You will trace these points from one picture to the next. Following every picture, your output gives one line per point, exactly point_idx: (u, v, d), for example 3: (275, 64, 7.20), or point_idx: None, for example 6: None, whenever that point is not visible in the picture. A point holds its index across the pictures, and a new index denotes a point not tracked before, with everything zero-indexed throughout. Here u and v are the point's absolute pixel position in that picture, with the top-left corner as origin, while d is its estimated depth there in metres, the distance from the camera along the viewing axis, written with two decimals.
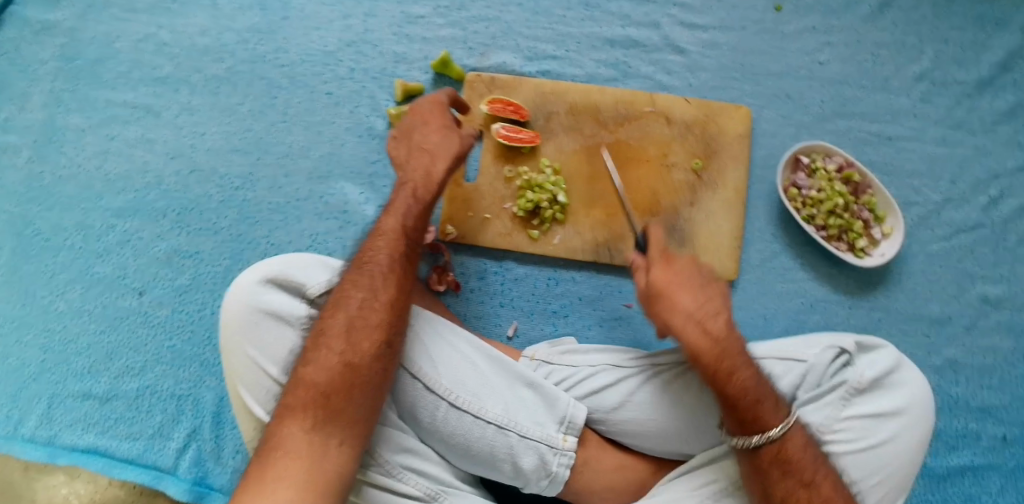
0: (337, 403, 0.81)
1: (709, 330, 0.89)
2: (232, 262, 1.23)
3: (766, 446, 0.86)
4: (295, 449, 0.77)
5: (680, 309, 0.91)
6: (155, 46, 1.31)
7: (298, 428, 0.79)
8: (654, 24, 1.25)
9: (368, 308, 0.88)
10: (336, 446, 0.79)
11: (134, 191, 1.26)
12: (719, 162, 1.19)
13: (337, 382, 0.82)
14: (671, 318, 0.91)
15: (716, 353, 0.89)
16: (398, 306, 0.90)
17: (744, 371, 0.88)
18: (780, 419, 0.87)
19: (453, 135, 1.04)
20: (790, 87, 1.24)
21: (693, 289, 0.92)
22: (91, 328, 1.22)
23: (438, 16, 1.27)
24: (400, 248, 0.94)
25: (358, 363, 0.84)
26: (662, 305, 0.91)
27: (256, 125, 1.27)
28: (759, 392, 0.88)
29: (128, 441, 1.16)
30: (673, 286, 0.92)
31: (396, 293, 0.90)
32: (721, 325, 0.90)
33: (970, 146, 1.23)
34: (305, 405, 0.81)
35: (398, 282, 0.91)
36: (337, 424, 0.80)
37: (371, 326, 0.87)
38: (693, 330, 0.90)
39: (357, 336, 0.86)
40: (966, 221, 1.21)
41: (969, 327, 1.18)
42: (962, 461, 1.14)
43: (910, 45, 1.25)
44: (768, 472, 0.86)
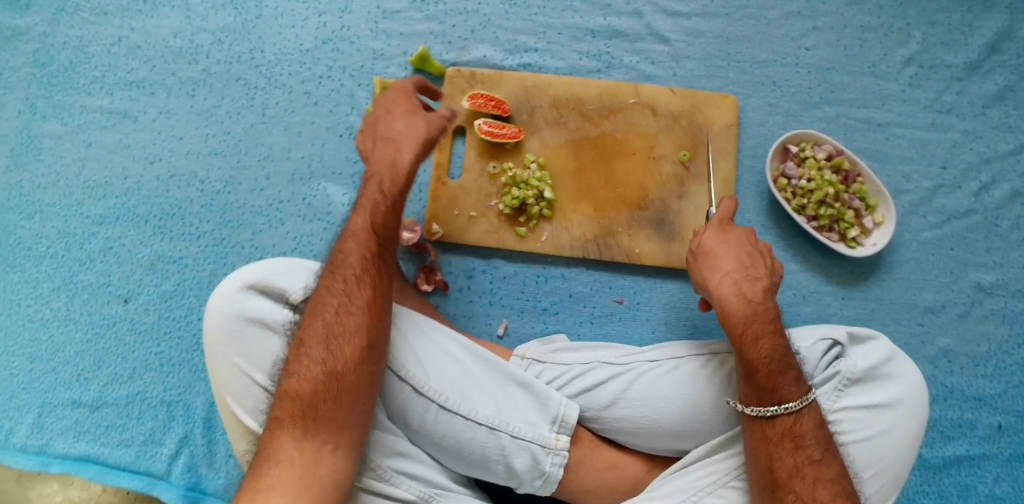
0: (325, 412, 0.79)
1: (746, 295, 0.93)
2: (216, 267, 1.20)
3: (781, 416, 0.85)
4: (287, 463, 0.75)
5: (722, 271, 0.96)
6: (129, 49, 1.28)
7: (288, 442, 0.77)
8: (636, 13, 1.23)
9: (345, 312, 0.85)
10: (329, 455, 0.78)
11: (114, 197, 1.23)
12: (706, 153, 1.18)
13: (322, 392, 0.80)
14: (711, 278, 0.96)
15: (748, 316, 0.91)
16: (378, 307, 0.87)
17: (769, 340, 0.89)
18: (798, 394, 0.86)
19: (418, 120, 1.01)
20: (776, 75, 1.22)
21: (741, 257, 0.97)
22: (77, 337, 1.19)
23: (416, 10, 1.25)
24: (374, 246, 0.91)
25: (341, 371, 0.82)
26: (708, 266, 0.98)
27: (235, 127, 1.24)
28: (784, 362, 0.88)
29: (120, 448, 1.14)
30: (720, 248, 0.98)
31: (373, 293, 0.87)
32: (762, 293, 0.93)
33: (960, 131, 1.21)
34: (292, 417, 0.79)
35: (374, 282, 0.88)
36: (328, 432, 0.78)
37: (349, 331, 0.84)
38: (730, 290, 0.94)
39: (337, 342, 0.83)
40: (957, 207, 1.19)
41: (963, 315, 1.17)
42: (958, 451, 1.12)
43: (897, 29, 1.23)
44: (779, 446, 0.84)
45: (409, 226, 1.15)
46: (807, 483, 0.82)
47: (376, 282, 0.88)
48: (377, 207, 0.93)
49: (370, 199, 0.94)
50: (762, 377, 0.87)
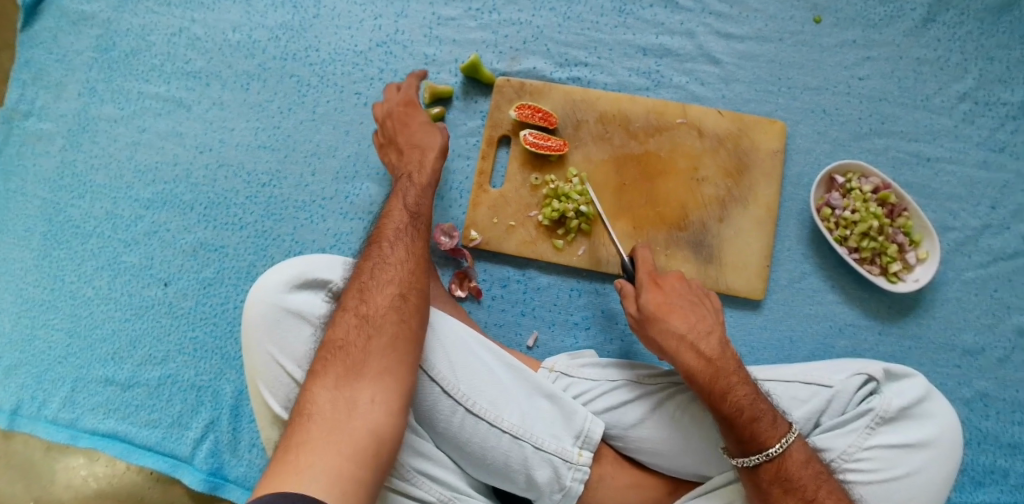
0: (357, 357, 0.80)
1: (702, 352, 0.90)
2: (256, 257, 1.23)
3: (764, 464, 0.85)
4: (322, 408, 0.76)
5: (671, 332, 0.92)
6: (188, 40, 1.32)
7: (322, 389, 0.78)
8: (688, 33, 1.23)
9: (379, 270, 0.88)
10: (366, 401, 0.77)
11: (163, 182, 1.27)
12: (751, 178, 1.17)
13: (353, 338, 0.82)
14: (663, 340, 0.92)
15: (711, 373, 0.88)
16: (410, 265, 0.90)
17: (740, 388, 0.87)
18: (778, 438, 0.85)
19: (435, 130, 1.08)
20: (826, 103, 1.21)
21: (686, 310, 0.94)
22: (117, 315, 1.23)
23: (469, 18, 1.26)
24: (409, 216, 0.96)
25: (373, 320, 0.83)
26: (654, 328, 0.93)
27: (285, 122, 1.27)
28: (758, 409, 0.86)
29: (147, 428, 1.18)
30: (665, 308, 0.93)
31: (405, 252, 0.91)
32: (715, 346, 0.91)
33: (1012, 171, 1.18)
34: (326, 367, 0.80)
35: (408, 246, 0.92)
36: (361, 379, 0.78)
37: (382, 284, 0.87)
38: (685, 351, 0.90)
39: (371, 295, 0.86)
40: (1004, 249, 1.16)
41: (1003, 359, 1.14)
42: (988, 499, 1.10)
43: (954, 63, 1.21)
44: (770, 489, 0.84)
45: (448, 231, 1.16)
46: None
47: (409, 245, 0.92)
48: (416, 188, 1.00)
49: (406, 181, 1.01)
50: (742, 430, 0.85)
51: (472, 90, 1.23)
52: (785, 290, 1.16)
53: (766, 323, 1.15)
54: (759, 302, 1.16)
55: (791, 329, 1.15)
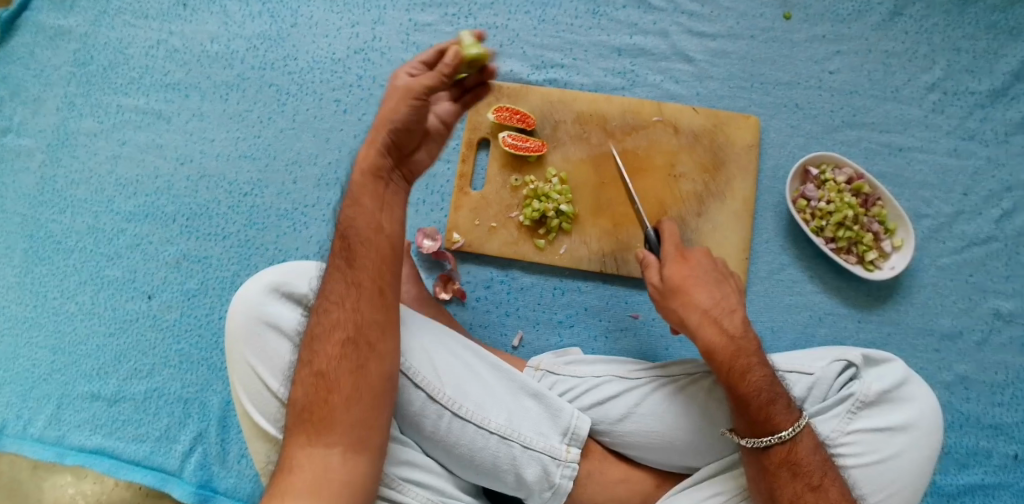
0: (321, 412, 0.79)
1: (725, 328, 0.90)
2: (240, 267, 1.23)
3: (775, 447, 0.85)
4: (298, 468, 0.76)
5: (697, 306, 0.92)
6: (166, 52, 1.32)
7: (296, 449, 0.78)
8: (661, 32, 1.25)
9: (325, 310, 0.84)
10: (337, 456, 0.77)
11: (144, 195, 1.27)
12: (727, 173, 1.19)
13: (311, 396, 0.80)
14: (687, 314, 0.92)
15: (733, 351, 0.89)
16: (356, 295, 0.83)
17: (758, 369, 0.88)
18: (790, 421, 0.86)
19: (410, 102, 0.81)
20: (799, 97, 1.23)
21: (711, 285, 0.94)
22: (101, 330, 1.23)
23: (445, 23, 1.27)
24: (350, 232, 0.84)
25: (327, 370, 0.81)
26: (679, 301, 0.93)
27: (265, 131, 1.28)
28: (773, 392, 0.87)
29: (134, 443, 1.17)
30: (690, 281, 0.93)
31: (346, 285, 0.84)
32: (739, 323, 0.91)
33: (983, 157, 1.21)
34: (295, 425, 0.79)
35: (347, 276, 0.84)
36: (327, 433, 0.78)
37: (327, 330, 0.83)
38: (709, 327, 0.90)
39: (321, 343, 0.82)
40: (978, 234, 1.19)
41: (981, 342, 1.16)
42: (973, 480, 1.12)
43: (922, 55, 1.24)
44: (778, 472, 0.85)
45: (430, 234, 1.18)
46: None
47: (346, 274, 0.84)
48: (359, 193, 0.84)
49: (353, 178, 0.85)
50: (758, 410, 0.86)
51: None
52: (764, 282, 1.18)
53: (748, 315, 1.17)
54: None
55: (773, 320, 1.17)
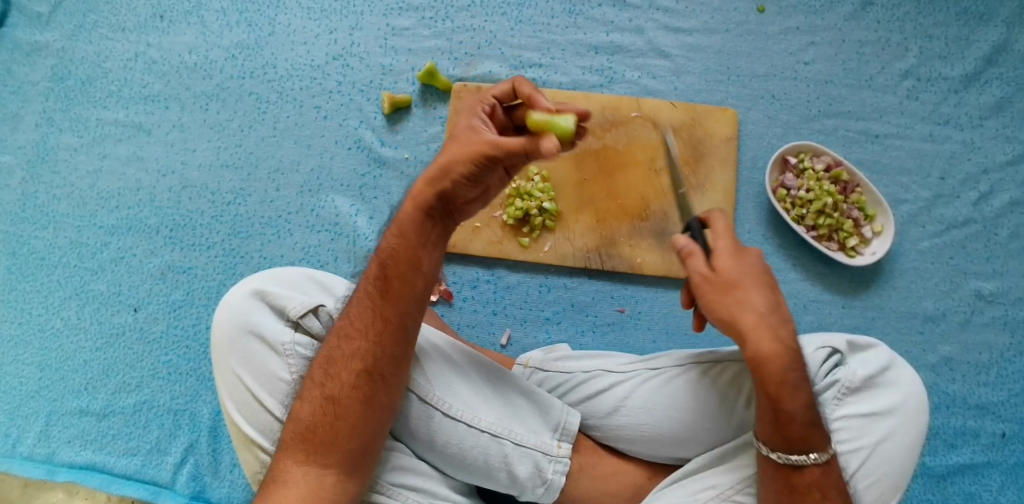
0: (323, 435, 0.79)
1: (778, 337, 0.81)
2: (225, 276, 1.23)
3: (811, 469, 0.78)
4: (289, 484, 0.77)
5: (753, 306, 0.82)
6: (145, 64, 1.32)
7: (289, 462, 0.78)
8: (637, 29, 1.26)
9: (348, 335, 0.83)
10: (332, 478, 0.78)
11: (127, 208, 1.27)
12: (706, 165, 1.20)
13: (317, 418, 0.80)
14: (741, 313, 0.82)
15: (786, 363, 0.80)
16: (379, 328, 0.82)
17: (805, 386, 0.80)
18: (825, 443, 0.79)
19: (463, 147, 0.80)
20: (775, 88, 1.24)
21: (768, 288, 0.84)
22: (87, 345, 1.22)
23: (423, 27, 1.28)
24: (388, 262, 0.84)
25: (338, 396, 0.81)
26: (733, 298, 0.83)
27: (246, 140, 1.27)
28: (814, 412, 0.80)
29: (126, 457, 1.17)
30: (747, 279, 0.84)
31: (373, 315, 0.83)
32: (792, 334, 0.83)
33: (958, 142, 1.23)
34: (294, 440, 0.79)
35: (377, 306, 0.83)
36: (327, 456, 0.78)
37: (346, 357, 0.82)
38: (766, 332, 0.81)
39: (335, 367, 0.82)
40: (956, 217, 1.21)
41: (964, 323, 1.18)
42: (962, 460, 1.14)
43: (894, 43, 1.25)
44: (808, 494, 0.78)
45: None
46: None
47: (376, 305, 0.84)
48: (402, 227, 0.84)
49: (404, 210, 0.85)
50: (797, 425, 0.78)
51: (431, 97, 1.26)
52: None
53: None
54: None
55: None
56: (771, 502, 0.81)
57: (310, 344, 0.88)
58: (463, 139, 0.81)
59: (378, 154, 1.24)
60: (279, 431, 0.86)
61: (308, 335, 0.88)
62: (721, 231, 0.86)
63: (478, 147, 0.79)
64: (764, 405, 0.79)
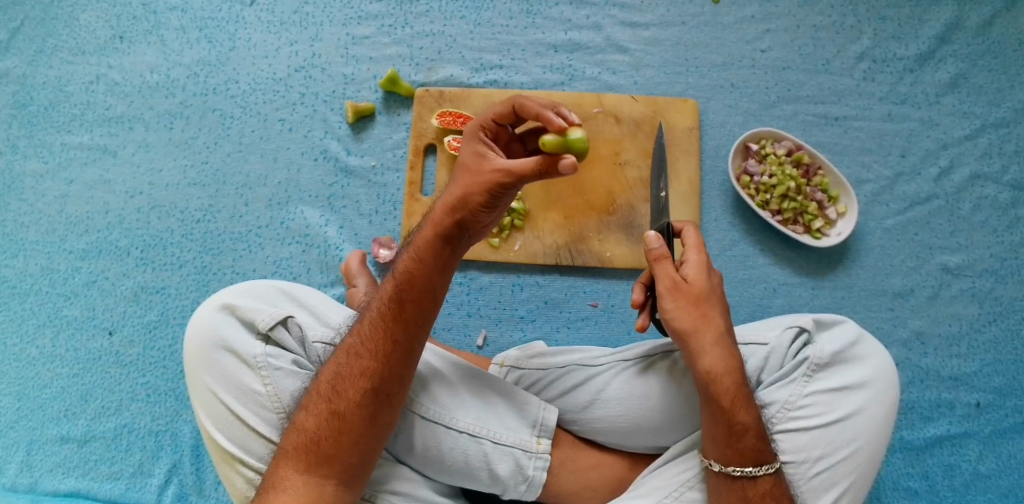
0: (327, 446, 0.79)
1: (733, 356, 0.85)
2: (198, 294, 1.23)
3: (763, 477, 0.83)
4: (288, 491, 0.77)
5: (714, 322, 0.86)
6: (107, 86, 1.31)
7: (291, 470, 0.78)
8: (595, 26, 1.27)
9: (357, 354, 0.83)
10: (332, 487, 0.78)
11: (96, 231, 1.26)
12: (670, 157, 1.22)
13: (320, 430, 0.80)
14: (704, 328, 0.85)
15: (739, 379, 0.85)
16: (392, 349, 0.82)
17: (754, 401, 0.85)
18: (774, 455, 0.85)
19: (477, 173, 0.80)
20: (734, 77, 1.26)
21: (725, 308, 0.88)
22: (64, 372, 1.21)
23: (383, 35, 1.28)
24: (403, 287, 0.83)
25: (343, 411, 0.80)
26: (700, 311, 0.86)
27: (212, 157, 1.27)
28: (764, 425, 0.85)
29: (108, 482, 1.16)
30: (713, 296, 0.87)
31: (383, 335, 0.82)
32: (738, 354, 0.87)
33: (916, 119, 1.25)
34: (296, 450, 0.79)
35: (387, 327, 0.82)
36: (329, 467, 0.78)
37: (354, 374, 0.82)
38: (721, 349, 0.85)
39: (343, 384, 0.82)
40: (918, 194, 1.23)
41: (932, 297, 1.21)
42: (939, 431, 1.16)
43: (849, 26, 1.28)
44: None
45: (386, 244, 1.20)
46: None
47: (387, 326, 0.82)
48: (419, 250, 0.83)
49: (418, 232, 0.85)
50: (745, 435, 0.83)
51: (395, 104, 1.26)
52: (717, 259, 1.21)
53: None
54: None
55: (729, 295, 1.20)
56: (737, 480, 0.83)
57: (283, 355, 0.88)
58: (475, 171, 0.80)
59: (345, 163, 1.25)
60: (256, 443, 0.86)
61: (280, 347, 0.88)
62: (694, 245, 0.88)
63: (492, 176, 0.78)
64: (718, 417, 0.83)
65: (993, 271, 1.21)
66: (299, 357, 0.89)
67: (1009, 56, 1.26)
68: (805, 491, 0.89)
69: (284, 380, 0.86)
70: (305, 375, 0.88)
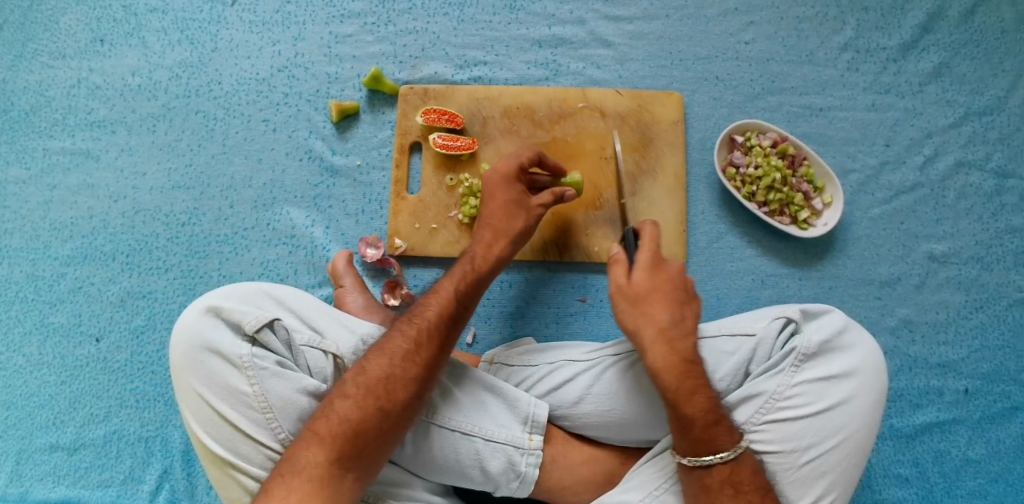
0: (363, 444, 0.81)
1: (676, 349, 0.90)
2: (185, 298, 1.22)
3: (718, 465, 0.85)
4: (312, 477, 0.77)
5: (654, 318, 0.92)
6: (88, 90, 1.29)
7: (316, 458, 0.79)
8: (579, 21, 1.27)
9: (413, 359, 0.86)
10: (353, 481, 0.80)
11: (81, 237, 1.25)
12: (655, 150, 1.22)
13: (366, 426, 0.81)
14: (643, 325, 0.92)
15: (682, 373, 0.88)
16: (434, 357, 0.88)
17: (705, 393, 0.87)
18: (732, 442, 0.86)
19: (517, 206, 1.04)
20: (718, 69, 1.26)
21: (675, 305, 0.93)
22: (52, 380, 1.20)
23: (366, 33, 1.28)
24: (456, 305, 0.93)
25: (390, 410, 0.83)
26: (641, 310, 0.93)
27: (196, 159, 1.26)
28: (716, 414, 0.87)
29: (100, 489, 1.16)
30: (654, 294, 0.94)
31: (435, 347, 0.88)
32: (692, 347, 0.91)
33: (900, 109, 1.25)
34: (333, 438, 0.80)
35: (439, 341, 0.89)
36: (359, 462, 0.80)
37: (410, 378, 0.85)
38: (662, 344, 0.90)
39: (394, 384, 0.84)
40: (904, 183, 1.24)
41: (919, 285, 1.21)
42: (928, 418, 1.17)
43: (832, 17, 1.28)
44: (721, 491, 0.84)
45: (372, 243, 1.21)
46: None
47: (438, 338, 0.89)
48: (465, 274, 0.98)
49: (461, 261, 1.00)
50: (692, 425, 0.86)
51: (379, 102, 1.26)
52: (705, 252, 1.22)
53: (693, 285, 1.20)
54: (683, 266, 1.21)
55: (717, 287, 1.20)
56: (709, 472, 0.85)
57: (269, 357, 0.87)
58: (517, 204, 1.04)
59: (331, 163, 1.24)
60: (244, 444, 0.85)
61: (266, 349, 0.88)
62: (643, 246, 0.97)
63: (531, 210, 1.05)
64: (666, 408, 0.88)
65: (979, 258, 1.22)
66: (286, 359, 0.89)
67: (991, 45, 1.26)
68: (794, 479, 0.90)
69: (270, 381, 0.85)
70: (291, 376, 0.87)
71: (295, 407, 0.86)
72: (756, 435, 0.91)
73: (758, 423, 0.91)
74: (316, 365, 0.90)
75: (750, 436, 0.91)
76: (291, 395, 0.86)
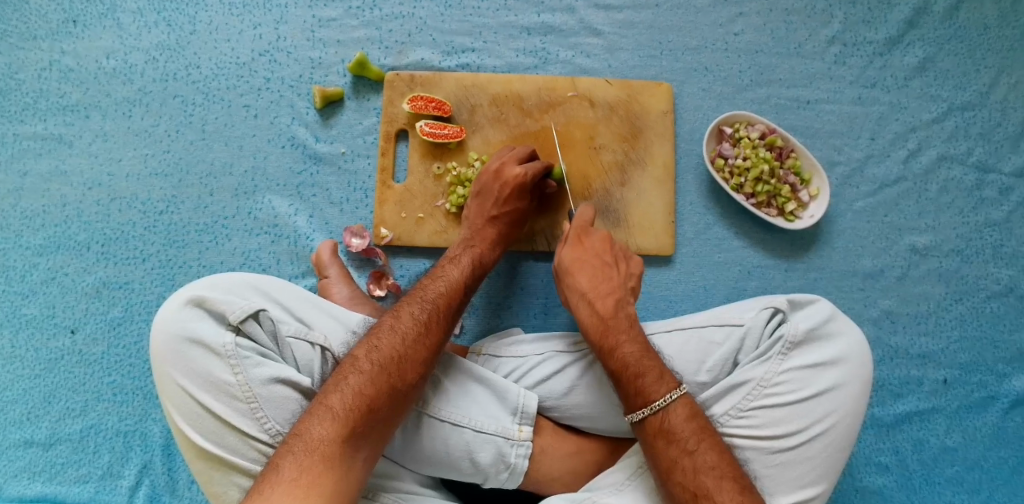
0: (375, 424, 0.79)
1: (597, 309, 0.96)
2: (164, 289, 1.19)
3: (649, 418, 0.86)
4: (326, 453, 0.75)
5: (574, 288, 0.99)
6: (60, 73, 1.24)
7: (329, 435, 0.76)
8: (568, 8, 1.25)
9: (424, 340, 0.87)
10: (362, 461, 0.77)
11: (54, 225, 1.20)
12: (645, 140, 1.21)
13: (381, 404, 0.80)
14: (570, 296, 0.99)
15: (602, 331, 0.94)
16: (440, 345, 0.88)
17: (627, 345, 0.91)
18: (661, 392, 0.86)
19: (510, 203, 1.07)
20: (707, 60, 1.26)
21: (594, 271, 1.00)
22: (25, 373, 1.16)
23: (351, 17, 1.25)
24: (461, 294, 0.96)
25: (402, 390, 0.82)
26: (567, 281, 1.00)
27: (175, 145, 1.23)
28: (641, 365, 0.89)
29: (77, 484, 1.12)
30: (575, 265, 1.00)
31: (441, 332, 0.89)
32: (616, 305, 0.96)
33: (886, 103, 1.26)
34: (348, 412, 0.78)
35: (443, 327, 0.90)
36: (371, 438, 0.78)
37: (421, 360, 0.85)
38: (584, 308, 0.97)
39: (406, 365, 0.84)
40: (888, 176, 1.24)
41: (902, 277, 1.22)
42: (909, 408, 1.18)
43: (820, 10, 1.28)
44: (654, 441, 0.85)
45: (357, 232, 1.19)
46: (687, 475, 0.82)
47: (443, 325, 0.90)
48: (463, 266, 1.00)
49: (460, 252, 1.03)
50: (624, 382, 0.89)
51: (364, 88, 1.23)
52: (693, 243, 1.21)
53: (680, 276, 1.20)
54: (670, 258, 1.21)
55: (705, 278, 1.20)
56: (653, 423, 0.85)
57: (254, 349, 0.85)
58: (514, 198, 1.07)
59: (314, 150, 1.22)
60: (231, 435, 0.83)
61: (251, 341, 0.86)
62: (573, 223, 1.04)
63: (520, 204, 1.07)
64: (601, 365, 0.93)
65: (959, 251, 1.23)
66: (271, 351, 0.87)
67: (974, 40, 1.27)
68: (784, 463, 0.90)
69: (255, 371, 0.83)
70: (277, 366, 0.85)
71: (281, 398, 0.84)
72: (743, 421, 0.91)
73: (745, 409, 0.91)
74: (303, 357, 0.88)
75: (737, 422, 0.91)
76: (277, 386, 0.84)
